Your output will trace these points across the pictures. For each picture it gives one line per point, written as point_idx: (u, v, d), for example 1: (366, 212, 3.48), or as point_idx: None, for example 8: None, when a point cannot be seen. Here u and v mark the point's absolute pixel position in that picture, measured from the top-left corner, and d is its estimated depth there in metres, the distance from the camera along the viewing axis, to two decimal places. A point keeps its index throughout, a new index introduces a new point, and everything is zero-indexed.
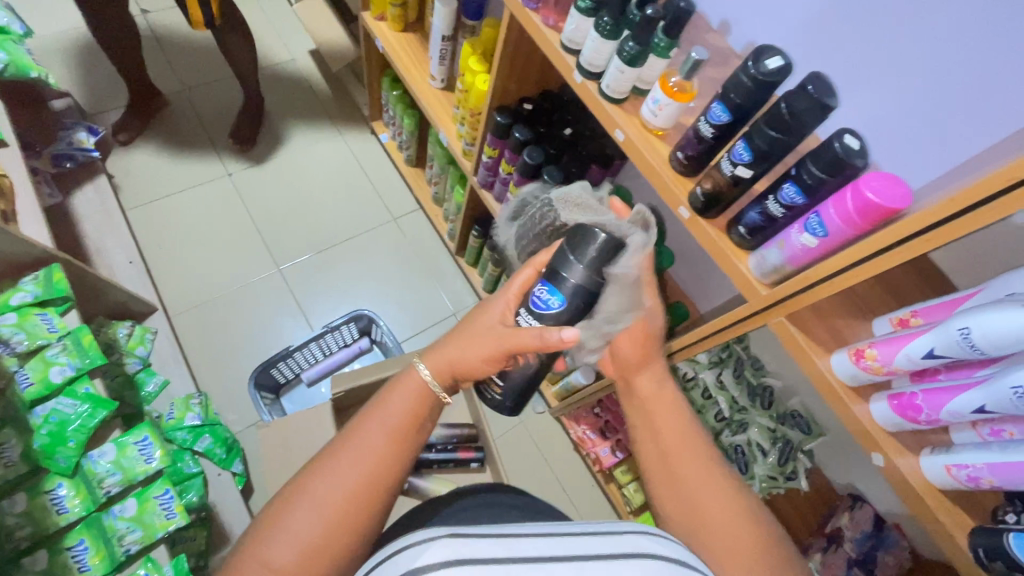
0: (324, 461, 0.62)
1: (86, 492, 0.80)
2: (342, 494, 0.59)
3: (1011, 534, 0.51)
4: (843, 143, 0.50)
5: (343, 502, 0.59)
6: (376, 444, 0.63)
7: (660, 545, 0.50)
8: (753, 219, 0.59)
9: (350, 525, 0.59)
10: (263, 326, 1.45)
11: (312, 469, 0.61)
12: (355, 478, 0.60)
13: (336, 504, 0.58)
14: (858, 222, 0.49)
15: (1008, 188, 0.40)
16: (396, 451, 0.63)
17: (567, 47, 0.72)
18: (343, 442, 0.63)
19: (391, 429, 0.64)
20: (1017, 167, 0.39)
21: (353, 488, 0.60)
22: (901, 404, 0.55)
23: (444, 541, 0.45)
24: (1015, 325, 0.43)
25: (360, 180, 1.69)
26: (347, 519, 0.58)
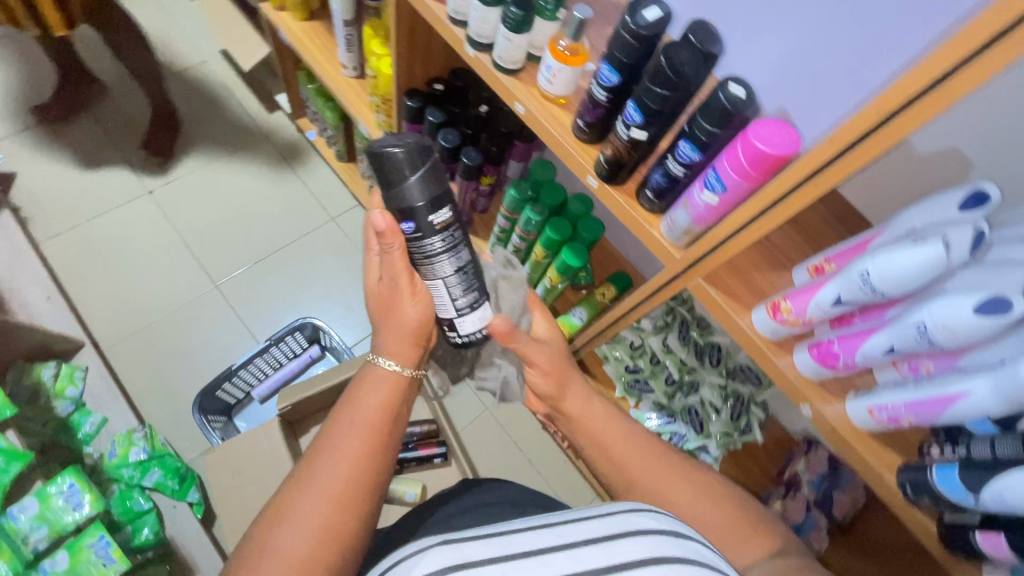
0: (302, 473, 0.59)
1: (11, 551, 0.76)
2: (327, 498, 0.56)
3: (934, 468, 0.51)
4: (729, 93, 0.47)
5: (328, 502, 0.56)
6: (353, 441, 0.61)
7: (655, 520, 0.48)
8: (658, 181, 0.57)
9: (342, 526, 0.56)
10: (205, 347, 1.39)
11: (296, 482, 0.58)
12: (338, 479, 0.58)
13: (323, 506, 0.56)
14: (753, 173, 0.47)
15: (885, 121, 0.39)
16: (372, 444, 0.62)
17: (454, 18, 0.67)
18: (322, 447, 0.61)
19: (366, 422, 0.63)
20: (889, 99, 0.38)
21: (339, 487, 0.57)
22: (821, 353, 0.54)
23: (434, 550, 0.43)
24: (911, 264, 0.42)
25: (292, 181, 1.62)
26: (336, 519, 0.56)
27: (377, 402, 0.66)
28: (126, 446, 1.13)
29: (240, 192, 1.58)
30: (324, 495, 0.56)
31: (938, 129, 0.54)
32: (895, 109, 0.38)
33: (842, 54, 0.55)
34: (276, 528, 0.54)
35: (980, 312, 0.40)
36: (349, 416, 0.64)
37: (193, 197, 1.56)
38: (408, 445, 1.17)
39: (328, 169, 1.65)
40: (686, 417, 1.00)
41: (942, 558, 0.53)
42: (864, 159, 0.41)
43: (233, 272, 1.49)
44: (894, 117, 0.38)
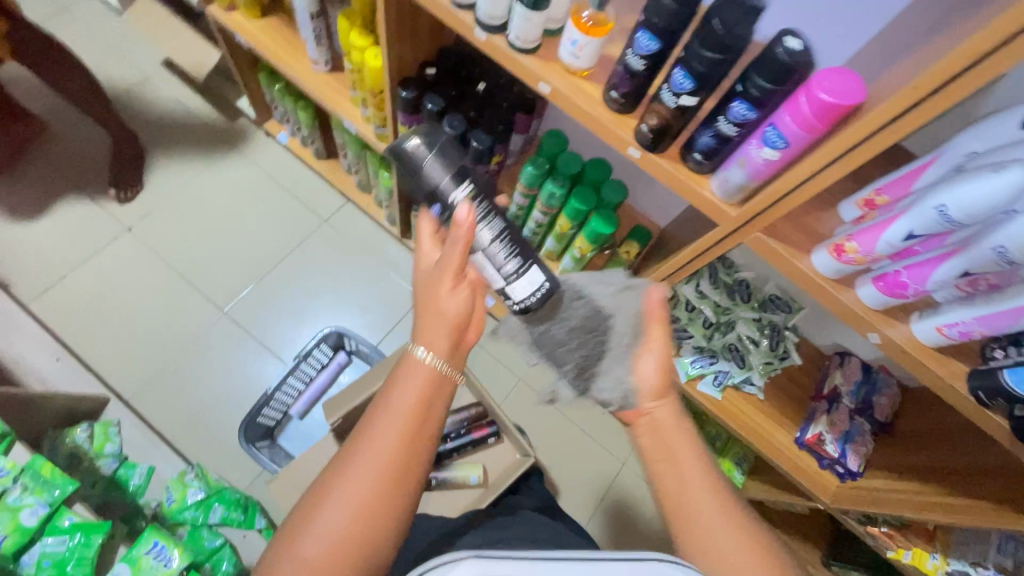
0: (331, 471, 0.57)
1: None
2: (352, 503, 0.55)
3: (1006, 372, 0.54)
4: (786, 47, 0.47)
5: (353, 514, 0.55)
6: (382, 451, 0.57)
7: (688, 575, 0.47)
8: (707, 143, 0.57)
9: (369, 532, 0.55)
10: (231, 376, 1.36)
11: (325, 479, 0.57)
12: (360, 495, 0.55)
13: (349, 517, 0.55)
14: (817, 125, 0.47)
15: (975, 62, 0.38)
16: (401, 458, 0.58)
17: (459, 3, 0.63)
18: (351, 447, 0.58)
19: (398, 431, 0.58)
20: (983, 39, 0.37)
21: (363, 498, 0.55)
22: (888, 285, 0.56)
23: (471, 560, 0.45)
24: (991, 193, 0.43)
25: (274, 190, 1.55)
26: (366, 527, 0.55)
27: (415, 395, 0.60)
28: (183, 490, 1.13)
29: (222, 212, 1.51)
30: (350, 504, 0.55)
31: None
32: (990, 48, 0.37)
33: None
34: (302, 524, 0.55)
35: None
36: (385, 417, 0.59)
37: (174, 227, 1.49)
38: (461, 432, 1.21)
39: (307, 171, 1.58)
40: (728, 354, 1.03)
41: (1016, 449, 0.58)
42: (949, 103, 0.40)
43: (237, 296, 1.44)
44: (979, 63, 0.38)
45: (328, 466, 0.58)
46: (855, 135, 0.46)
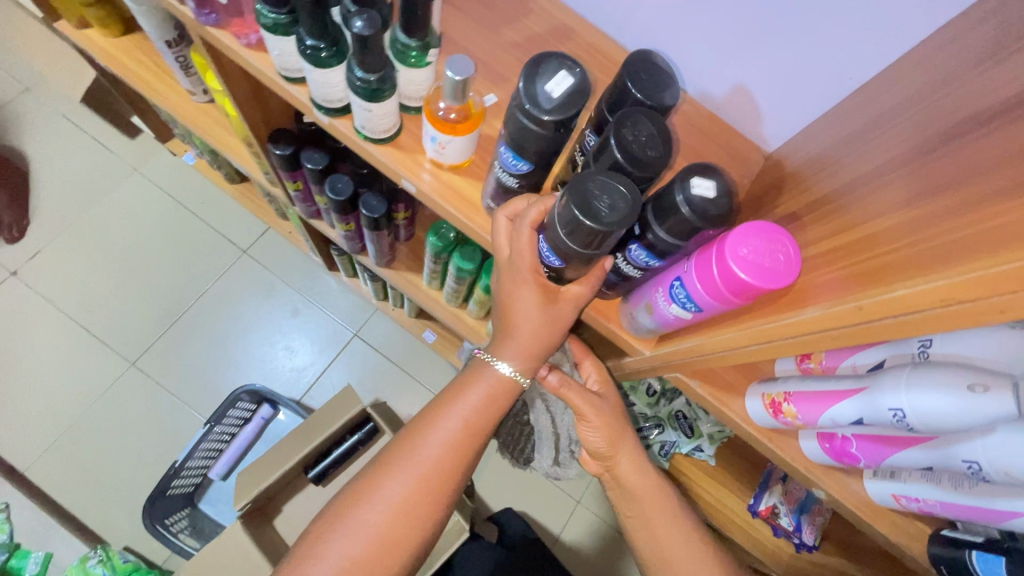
0: (360, 486, 0.49)
1: None
2: (374, 524, 0.48)
3: (973, 552, 0.44)
4: (690, 194, 0.34)
5: (374, 541, 0.48)
6: (413, 479, 0.48)
7: None
8: (609, 274, 0.44)
9: (389, 560, 0.48)
10: (141, 437, 1.23)
11: (354, 495, 0.49)
12: (383, 516, 0.48)
13: (372, 540, 0.48)
14: (733, 303, 0.34)
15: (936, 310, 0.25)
16: (442, 484, 0.49)
17: (286, 76, 0.47)
18: (388, 461, 0.49)
19: (438, 454, 0.49)
20: (949, 288, 0.24)
21: (382, 525, 0.48)
22: (834, 451, 0.44)
23: None
24: (962, 413, 0.31)
25: (184, 218, 1.38)
26: (392, 550, 0.48)
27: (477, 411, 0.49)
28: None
29: (125, 247, 1.34)
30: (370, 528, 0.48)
31: None
32: (956, 301, 0.24)
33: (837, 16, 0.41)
34: (320, 542, 0.48)
35: None
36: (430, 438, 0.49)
37: (70, 268, 1.32)
38: None
39: (222, 195, 1.40)
40: (675, 423, 0.94)
41: None
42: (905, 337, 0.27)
43: (147, 344, 1.30)
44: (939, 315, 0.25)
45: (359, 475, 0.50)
46: (783, 329, 0.32)
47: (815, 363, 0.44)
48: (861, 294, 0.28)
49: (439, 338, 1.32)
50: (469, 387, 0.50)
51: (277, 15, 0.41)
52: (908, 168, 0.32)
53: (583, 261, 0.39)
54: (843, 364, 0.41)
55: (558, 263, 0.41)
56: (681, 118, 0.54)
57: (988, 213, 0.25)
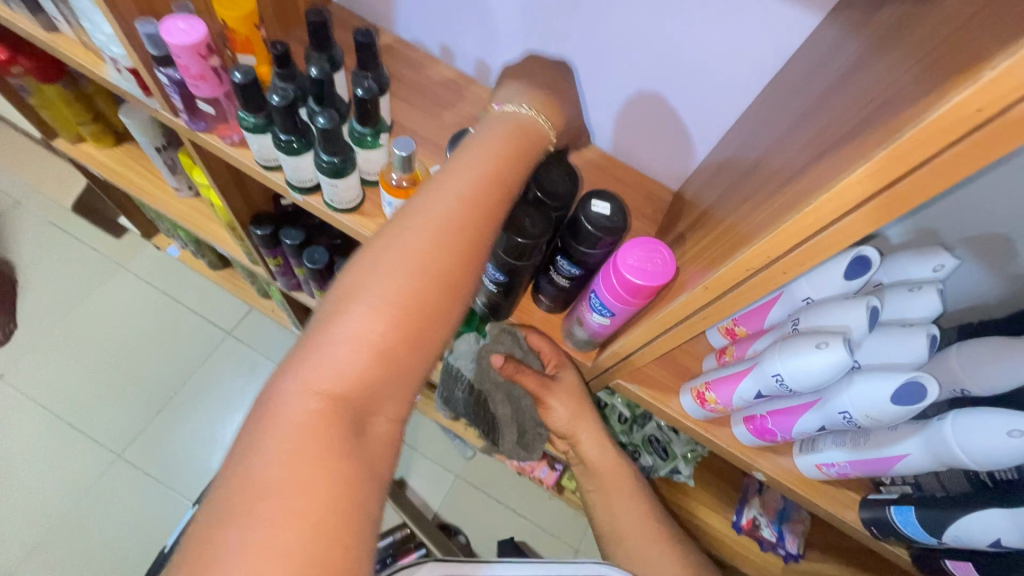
0: (274, 389, 0.34)
1: None
2: (306, 427, 0.32)
3: (891, 508, 0.50)
4: (591, 213, 0.42)
5: (310, 465, 0.31)
6: (345, 362, 0.34)
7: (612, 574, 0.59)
8: (548, 289, 0.52)
9: (350, 500, 0.32)
10: (129, 529, 1.22)
11: (277, 408, 0.33)
12: (314, 422, 0.33)
13: (308, 461, 0.32)
14: (633, 301, 0.42)
15: (751, 275, 0.32)
16: (392, 369, 0.35)
17: (265, 165, 0.57)
18: (309, 353, 0.34)
19: (485, 175, 0.40)
20: (751, 256, 0.31)
21: (315, 430, 0.32)
22: (757, 429, 0.51)
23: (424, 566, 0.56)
24: (820, 367, 0.39)
25: (169, 307, 1.44)
26: (346, 492, 0.32)
27: (416, 265, 0.36)
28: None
29: (111, 340, 1.39)
30: (300, 436, 0.32)
31: None
32: (760, 265, 0.32)
33: (691, 85, 0.53)
34: (232, 499, 0.30)
35: (898, 403, 0.38)
36: (360, 302, 0.34)
37: (56, 365, 1.35)
38: (388, 561, 1.11)
39: (206, 282, 1.48)
40: (649, 447, 0.98)
41: None
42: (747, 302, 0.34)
43: (134, 433, 1.31)
44: (759, 274, 0.32)
45: (273, 383, 0.35)
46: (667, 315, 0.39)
47: (729, 356, 0.52)
48: (707, 273, 0.35)
49: (423, 397, 1.36)
50: (401, 230, 0.37)
51: (255, 119, 0.51)
52: (746, 182, 0.41)
53: (523, 277, 0.47)
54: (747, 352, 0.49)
55: (503, 279, 0.47)
56: (598, 168, 0.65)
57: (775, 202, 0.33)
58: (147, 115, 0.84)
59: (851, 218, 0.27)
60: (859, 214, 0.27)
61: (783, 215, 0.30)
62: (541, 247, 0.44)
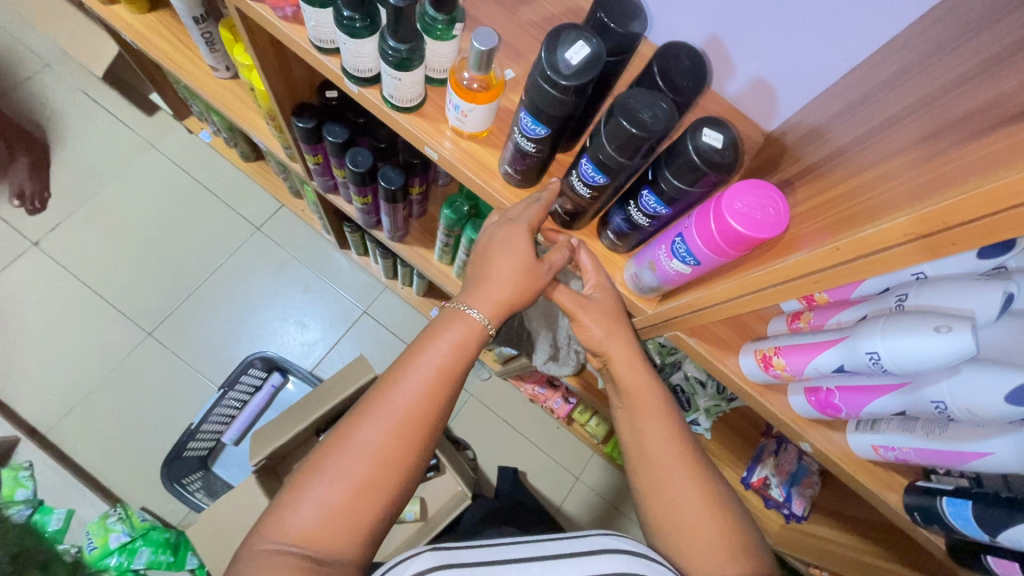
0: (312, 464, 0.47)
1: None
2: (397, 414, 0.48)
3: (943, 498, 0.48)
4: (700, 141, 0.37)
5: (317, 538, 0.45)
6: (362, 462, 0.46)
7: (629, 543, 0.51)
8: (620, 225, 0.47)
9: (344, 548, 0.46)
10: (157, 404, 1.27)
11: (390, 377, 0.49)
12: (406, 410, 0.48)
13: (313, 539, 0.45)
14: (728, 250, 0.38)
15: (871, 252, 0.32)
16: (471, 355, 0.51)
17: (320, 47, 0.51)
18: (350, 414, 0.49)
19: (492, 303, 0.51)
20: (885, 231, 0.30)
21: (389, 447, 0.47)
22: (819, 402, 0.47)
23: (429, 552, 0.48)
24: (932, 353, 0.35)
25: (199, 195, 1.41)
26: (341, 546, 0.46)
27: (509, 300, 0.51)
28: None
29: (142, 223, 1.38)
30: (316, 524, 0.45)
31: None
32: (883, 245, 0.31)
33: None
34: (325, 455, 0.47)
35: (1011, 402, 0.35)
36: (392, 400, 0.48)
37: (89, 240, 1.35)
38: None
39: (238, 173, 1.44)
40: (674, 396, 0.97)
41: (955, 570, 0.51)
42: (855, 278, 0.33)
43: (165, 315, 1.34)
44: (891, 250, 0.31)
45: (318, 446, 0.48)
46: (774, 274, 0.37)
47: (804, 322, 0.47)
48: (828, 239, 0.34)
49: None
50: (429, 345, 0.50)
51: None
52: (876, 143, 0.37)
53: (626, 176, 0.42)
54: (827, 321, 0.45)
55: (601, 180, 0.43)
56: None
57: (916, 176, 0.31)
58: None
59: (1018, 210, 0.25)
60: (1005, 216, 0.26)
61: (971, 175, 0.27)
62: (654, 144, 0.39)
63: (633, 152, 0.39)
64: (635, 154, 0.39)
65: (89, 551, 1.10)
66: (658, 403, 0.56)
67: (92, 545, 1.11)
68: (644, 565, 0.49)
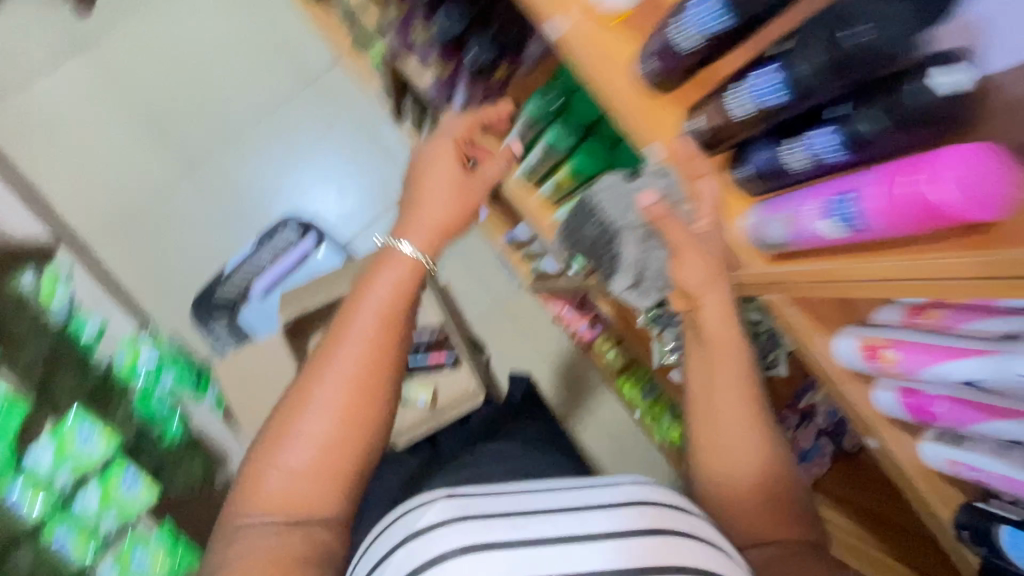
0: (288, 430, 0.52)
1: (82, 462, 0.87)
2: (345, 376, 0.53)
3: (1004, 525, 0.46)
4: (926, 79, 0.34)
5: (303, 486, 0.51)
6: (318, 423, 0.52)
7: (658, 493, 0.50)
8: (767, 161, 0.42)
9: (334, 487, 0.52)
10: (195, 242, 1.29)
11: (316, 363, 0.54)
12: (362, 352, 0.53)
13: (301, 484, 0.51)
14: (917, 221, 0.35)
15: None
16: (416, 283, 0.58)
17: None
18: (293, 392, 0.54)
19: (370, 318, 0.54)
20: None
21: (346, 401, 0.52)
22: (913, 405, 0.44)
23: (443, 503, 0.46)
24: None
25: (256, 33, 1.31)
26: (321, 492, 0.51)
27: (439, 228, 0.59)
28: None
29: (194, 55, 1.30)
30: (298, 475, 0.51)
31: None
32: None
33: None
34: (290, 420, 0.52)
35: None
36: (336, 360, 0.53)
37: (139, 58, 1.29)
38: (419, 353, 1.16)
39: (298, 18, 1.32)
40: None
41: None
42: None
43: (208, 155, 1.31)
44: None
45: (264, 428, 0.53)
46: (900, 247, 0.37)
47: (926, 316, 0.44)
48: None
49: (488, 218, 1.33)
50: (333, 347, 0.54)
51: None
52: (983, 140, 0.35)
53: (811, 97, 0.38)
54: (962, 325, 0.42)
55: (780, 98, 0.39)
56: None
57: None
58: None
59: None
60: None
61: None
62: (867, 58, 0.35)
63: (841, 42, 0.35)
64: (846, 47, 0.35)
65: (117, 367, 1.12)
66: (727, 362, 0.53)
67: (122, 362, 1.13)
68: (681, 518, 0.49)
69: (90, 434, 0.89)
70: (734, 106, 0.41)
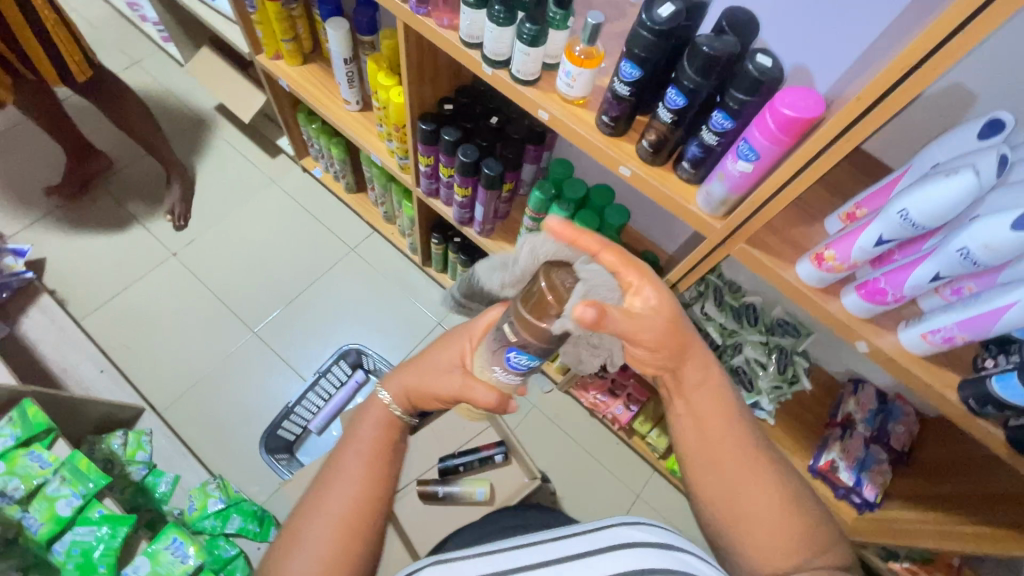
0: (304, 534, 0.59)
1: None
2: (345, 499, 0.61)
3: (993, 379, 0.54)
4: (756, 64, 0.52)
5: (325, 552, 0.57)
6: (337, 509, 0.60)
7: (643, 532, 0.54)
8: (694, 152, 0.61)
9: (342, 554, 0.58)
10: (256, 393, 1.41)
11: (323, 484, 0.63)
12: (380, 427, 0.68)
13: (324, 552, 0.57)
14: (783, 137, 0.52)
15: (918, 65, 0.43)
16: (443, 394, 0.67)
17: (468, 42, 0.71)
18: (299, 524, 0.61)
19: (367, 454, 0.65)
20: (914, 48, 0.42)
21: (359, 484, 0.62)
22: (869, 292, 0.58)
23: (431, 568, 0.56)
24: (949, 193, 0.47)
25: (303, 218, 1.62)
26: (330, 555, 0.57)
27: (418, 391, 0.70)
28: (13, 459, 0.86)
29: (256, 242, 1.58)
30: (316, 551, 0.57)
31: (951, 71, 0.58)
32: (922, 54, 0.42)
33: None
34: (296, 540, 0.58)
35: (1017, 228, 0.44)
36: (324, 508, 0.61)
37: (215, 251, 1.57)
38: (471, 462, 1.19)
39: (339, 203, 1.66)
40: (735, 375, 1.04)
41: (1014, 462, 0.57)
42: (891, 112, 0.46)
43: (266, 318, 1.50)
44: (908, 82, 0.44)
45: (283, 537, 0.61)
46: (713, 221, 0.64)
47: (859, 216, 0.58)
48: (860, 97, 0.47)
49: None
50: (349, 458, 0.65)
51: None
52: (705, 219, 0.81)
53: (702, 99, 0.57)
54: (848, 249, 0.57)
55: (682, 103, 0.57)
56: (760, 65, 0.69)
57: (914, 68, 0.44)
58: (346, 28, 1.03)
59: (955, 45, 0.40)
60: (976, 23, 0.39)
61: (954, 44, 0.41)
62: (726, 61, 0.53)
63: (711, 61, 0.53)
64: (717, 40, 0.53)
65: (189, 515, 1.16)
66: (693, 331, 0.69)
67: (193, 509, 1.17)
68: (665, 554, 0.52)
69: (176, 541, 0.86)
70: (619, 88, 0.61)
